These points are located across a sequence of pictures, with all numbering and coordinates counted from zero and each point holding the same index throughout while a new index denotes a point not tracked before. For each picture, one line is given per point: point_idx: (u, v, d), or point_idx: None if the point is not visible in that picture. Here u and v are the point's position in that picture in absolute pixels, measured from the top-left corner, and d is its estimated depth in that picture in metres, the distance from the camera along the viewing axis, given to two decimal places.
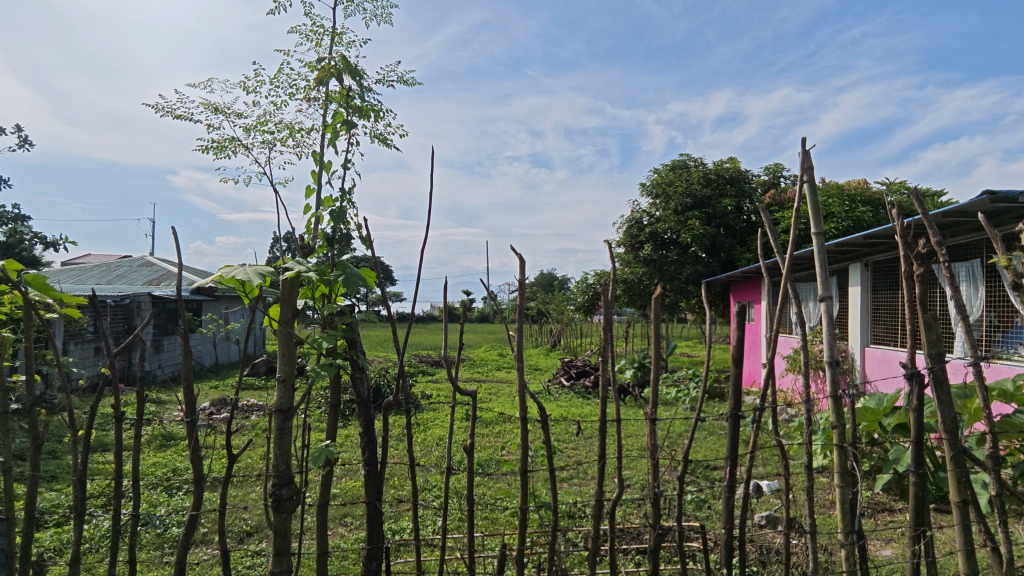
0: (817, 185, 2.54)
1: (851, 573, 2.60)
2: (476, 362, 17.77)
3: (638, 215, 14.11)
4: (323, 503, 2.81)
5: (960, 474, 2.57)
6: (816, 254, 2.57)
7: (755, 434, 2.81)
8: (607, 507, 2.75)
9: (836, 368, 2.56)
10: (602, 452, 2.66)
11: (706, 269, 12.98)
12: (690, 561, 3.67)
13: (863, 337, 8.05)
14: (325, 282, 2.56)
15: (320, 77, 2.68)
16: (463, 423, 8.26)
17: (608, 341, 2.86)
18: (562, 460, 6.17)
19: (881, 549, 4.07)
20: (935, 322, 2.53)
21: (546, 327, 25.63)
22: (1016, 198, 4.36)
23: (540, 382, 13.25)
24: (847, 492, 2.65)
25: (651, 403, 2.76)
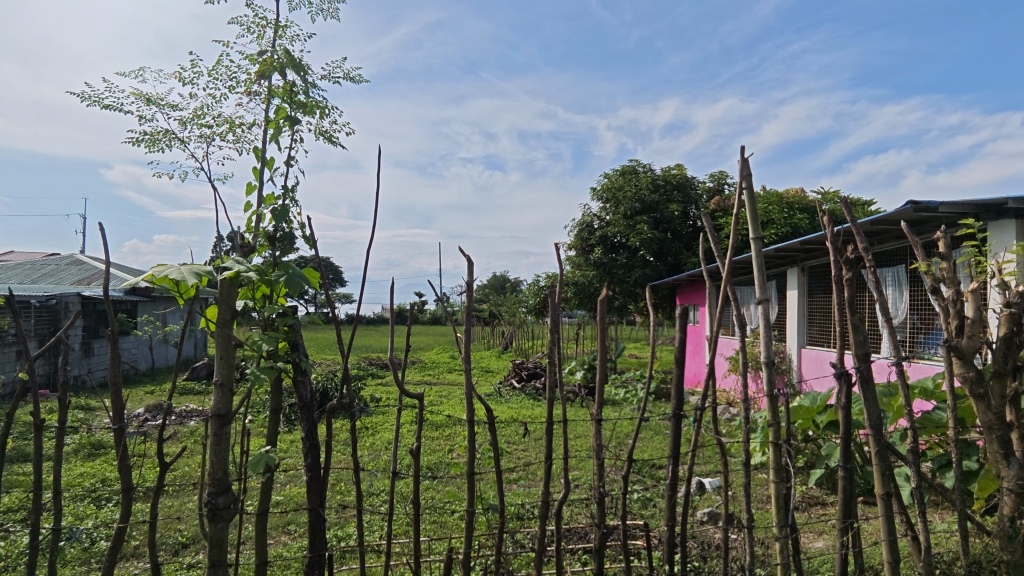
0: (755, 193, 2.64)
1: (786, 565, 2.70)
2: (427, 364, 17.61)
3: (589, 219, 14.33)
4: (262, 511, 2.71)
5: (884, 467, 2.72)
6: (754, 259, 2.67)
7: (696, 433, 2.90)
8: (554, 508, 2.78)
9: (773, 368, 2.67)
10: (549, 452, 2.69)
11: (653, 272, 13.29)
12: (635, 558, 3.73)
13: (799, 338, 8.42)
14: (267, 282, 2.47)
15: (262, 71, 2.61)
16: (412, 427, 8.15)
17: (555, 343, 2.89)
18: (512, 461, 6.19)
19: (813, 542, 4.27)
20: (861, 324, 2.68)
21: (498, 329, 25.66)
22: (936, 207, 4.66)
23: (490, 384, 13.25)
24: (782, 488, 2.76)
25: (599, 404, 2.80)
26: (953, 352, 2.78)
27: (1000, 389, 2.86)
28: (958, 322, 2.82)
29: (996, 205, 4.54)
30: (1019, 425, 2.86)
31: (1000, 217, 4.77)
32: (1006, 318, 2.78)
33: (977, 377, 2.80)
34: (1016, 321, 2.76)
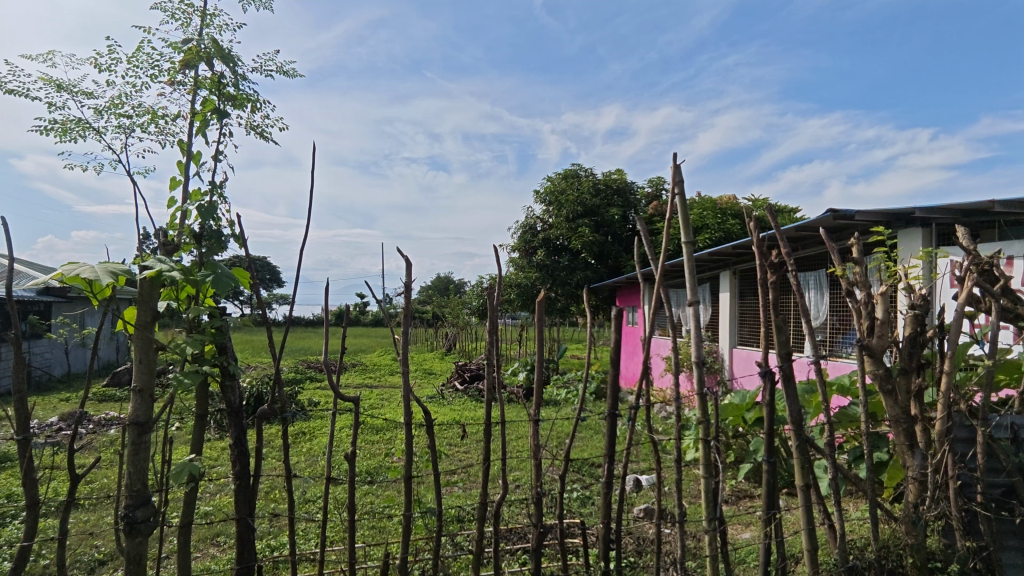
0: (687, 199, 2.73)
1: (714, 556, 2.82)
2: (368, 367, 17.27)
3: (532, 222, 14.45)
4: (186, 522, 2.58)
5: (804, 460, 2.87)
6: (685, 263, 2.76)
7: (631, 431, 2.98)
8: (492, 510, 2.80)
9: (703, 367, 2.77)
10: (486, 453, 2.72)
11: (594, 275, 13.60)
12: (572, 556, 3.79)
13: (730, 339, 8.79)
14: (191, 283, 2.34)
15: (187, 60, 2.48)
16: (351, 432, 7.96)
17: (494, 344, 2.90)
18: (452, 464, 6.14)
19: (741, 533, 4.47)
20: (785, 325, 2.82)
21: (442, 331, 25.40)
22: (853, 215, 4.96)
23: (433, 386, 13.15)
24: (711, 482, 2.87)
25: (536, 404, 2.83)
26: (866, 350, 2.98)
27: (907, 384, 3.07)
28: (869, 323, 3.02)
29: (906, 215, 4.88)
30: (922, 418, 3.08)
31: (909, 226, 5.13)
32: (912, 318, 2.99)
33: (886, 374, 3.00)
34: (920, 321, 2.98)
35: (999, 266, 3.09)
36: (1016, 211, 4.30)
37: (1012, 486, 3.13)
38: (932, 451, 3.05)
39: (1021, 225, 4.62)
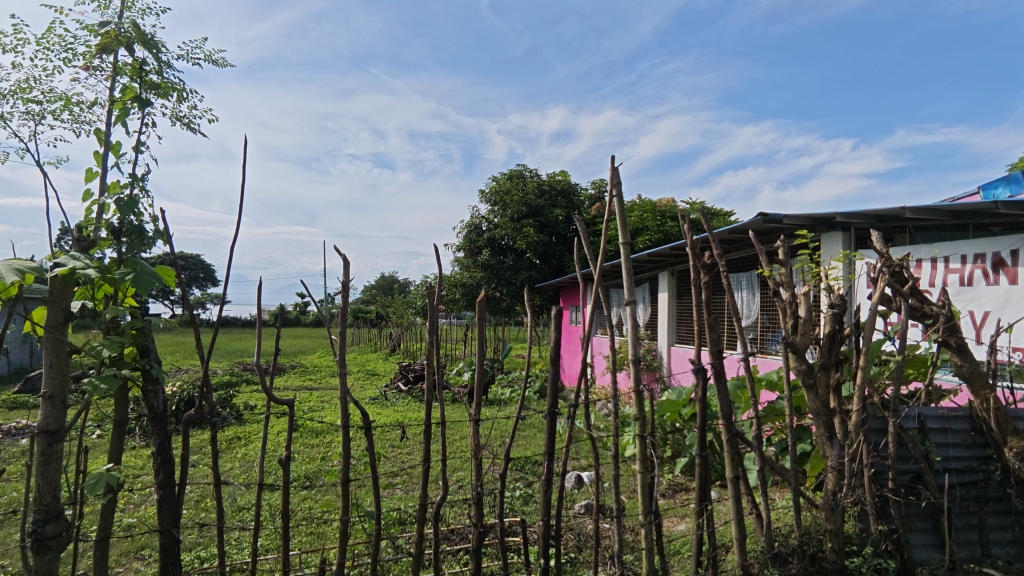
0: (624, 201, 2.80)
1: (649, 549, 2.91)
2: (308, 368, 16.77)
3: (477, 221, 14.43)
4: (103, 536, 2.42)
5: (734, 453, 3.00)
6: (622, 264, 2.83)
7: (570, 429, 3.03)
8: (432, 511, 2.81)
9: (639, 365, 2.86)
10: (426, 454, 2.75)
11: (538, 274, 13.80)
12: (512, 555, 3.81)
13: (668, 337, 9.07)
14: (109, 281, 2.20)
15: (104, 45, 2.33)
16: (288, 436, 7.69)
17: (434, 345, 2.89)
18: (393, 466, 6.04)
19: (676, 525, 4.62)
20: (716, 323, 2.94)
21: (386, 331, 24.95)
22: (780, 219, 5.22)
23: (375, 387, 12.93)
24: (647, 477, 2.95)
25: (477, 405, 2.84)
26: (790, 347, 3.14)
27: (826, 379, 3.26)
28: (793, 321, 3.19)
29: (828, 219, 5.17)
30: (840, 410, 3.27)
31: (831, 230, 5.45)
32: (831, 316, 3.17)
33: (808, 369, 3.17)
34: (838, 319, 3.17)
35: (908, 269, 3.32)
36: (924, 217, 4.63)
37: (918, 472, 3.37)
38: (849, 441, 3.24)
39: (928, 230, 4.98)
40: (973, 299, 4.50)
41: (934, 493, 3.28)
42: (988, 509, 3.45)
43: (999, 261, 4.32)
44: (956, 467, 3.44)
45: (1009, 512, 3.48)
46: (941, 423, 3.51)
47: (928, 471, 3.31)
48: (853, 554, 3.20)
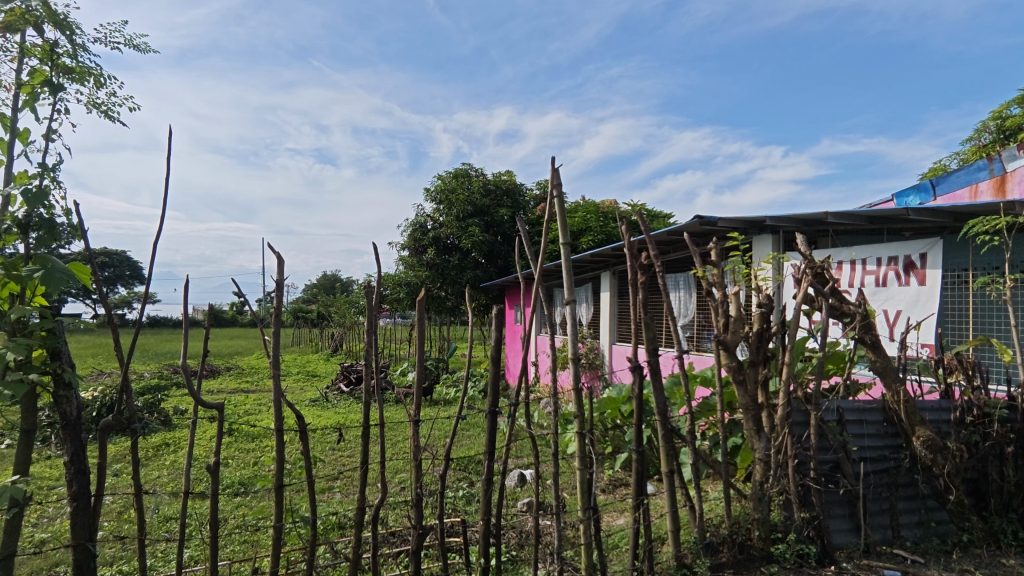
0: (565, 201, 2.84)
1: (588, 544, 2.98)
2: (243, 369, 16.11)
3: (422, 219, 14.26)
4: (8, 554, 2.24)
5: (669, 448, 3.10)
6: (562, 264, 2.87)
7: (510, 428, 3.06)
8: (370, 513, 2.84)
9: (579, 363, 2.91)
10: (365, 456, 2.74)
11: (483, 274, 13.85)
12: (452, 555, 3.79)
13: (609, 336, 9.24)
14: (16, 278, 2.04)
15: (10, 23, 2.17)
16: (221, 441, 7.37)
17: (373, 345, 2.86)
18: (331, 469, 5.89)
19: (615, 519, 4.71)
20: (653, 322, 3.02)
21: (327, 331, 24.27)
22: (715, 222, 5.42)
23: (315, 388, 12.56)
24: (586, 474, 3.02)
25: (416, 405, 2.85)
26: (722, 345, 3.28)
27: (755, 375, 3.41)
28: (724, 319, 3.32)
29: (759, 222, 5.41)
30: (767, 404, 3.42)
31: (761, 233, 5.70)
32: (759, 315, 3.33)
33: (738, 366, 3.32)
34: (766, 318, 3.33)
35: (829, 270, 3.52)
36: (844, 222, 4.91)
37: (837, 461, 3.59)
38: (775, 434, 3.41)
39: (848, 234, 5.29)
40: (887, 298, 4.82)
41: (851, 481, 3.50)
42: (898, 494, 3.71)
43: (910, 263, 4.63)
44: (870, 456, 3.68)
45: (917, 496, 3.75)
46: (858, 415, 3.74)
47: (845, 460, 3.52)
48: (778, 541, 3.36)
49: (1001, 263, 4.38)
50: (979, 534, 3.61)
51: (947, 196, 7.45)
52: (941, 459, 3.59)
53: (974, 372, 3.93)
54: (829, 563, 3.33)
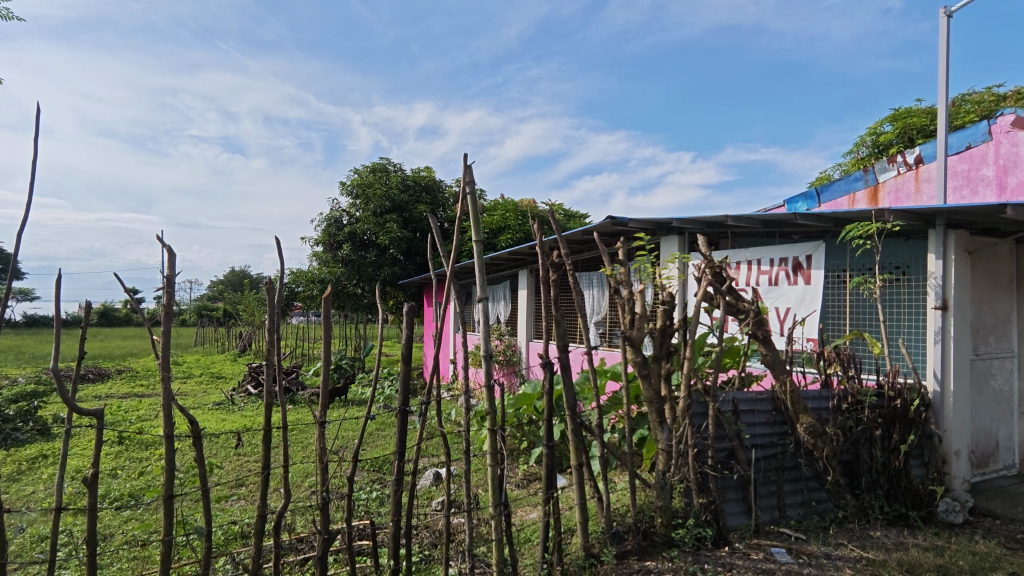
0: (478, 200, 2.85)
1: (499, 540, 3.00)
2: (136, 372, 14.85)
3: (337, 214, 13.80)
4: None
5: (578, 441, 3.18)
6: (475, 263, 2.87)
7: (422, 426, 3.03)
8: (272, 519, 2.73)
9: (491, 360, 2.92)
10: (266, 461, 2.62)
11: (401, 271, 13.61)
12: (360, 559, 3.68)
13: (526, 333, 9.36)
14: None
15: None
16: (109, 450, 6.76)
17: (275, 344, 2.73)
18: (234, 475, 5.56)
19: (528, 513, 4.77)
20: (562, 319, 3.08)
21: (235, 330, 22.91)
22: (625, 223, 5.63)
23: (219, 391, 11.79)
24: (497, 471, 3.04)
25: (322, 406, 2.76)
26: (627, 340, 3.41)
27: (658, 369, 3.56)
28: (630, 316, 3.45)
29: (666, 224, 5.66)
30: (669, 398, 3.59)
31: (668, 234, 5.97)
32: (662, 312, 3.48)
33: (642, 361, 3.46)
34: (669, 315, 3.48)
35: (727, 270, 3.73)
36: (742, 225, 5.24)
37: (732, 449, 3.83)
38: (677, 425, 3.59)
39: (745, 236, 5.66)
40: (778, 297, 5.20)
41: (743, 467, 3.75)
42: (785, 477, 4.02)
43: (798, 264, 5.03)
44: (761, 443, 3.96)
45: (801, 478, 4.07)
46: (751, 405, 4.01)
47: (739, 448, 3.78)
48: (679, 526, 3.54)
49: (873, 265, 4.85)
50: (851, 510, 3.99)
51: (829, 203, 8.10)
52: (821, 443, 3.92)
53: (849, 364, 4.34)
54: (723, 545, 3.54)
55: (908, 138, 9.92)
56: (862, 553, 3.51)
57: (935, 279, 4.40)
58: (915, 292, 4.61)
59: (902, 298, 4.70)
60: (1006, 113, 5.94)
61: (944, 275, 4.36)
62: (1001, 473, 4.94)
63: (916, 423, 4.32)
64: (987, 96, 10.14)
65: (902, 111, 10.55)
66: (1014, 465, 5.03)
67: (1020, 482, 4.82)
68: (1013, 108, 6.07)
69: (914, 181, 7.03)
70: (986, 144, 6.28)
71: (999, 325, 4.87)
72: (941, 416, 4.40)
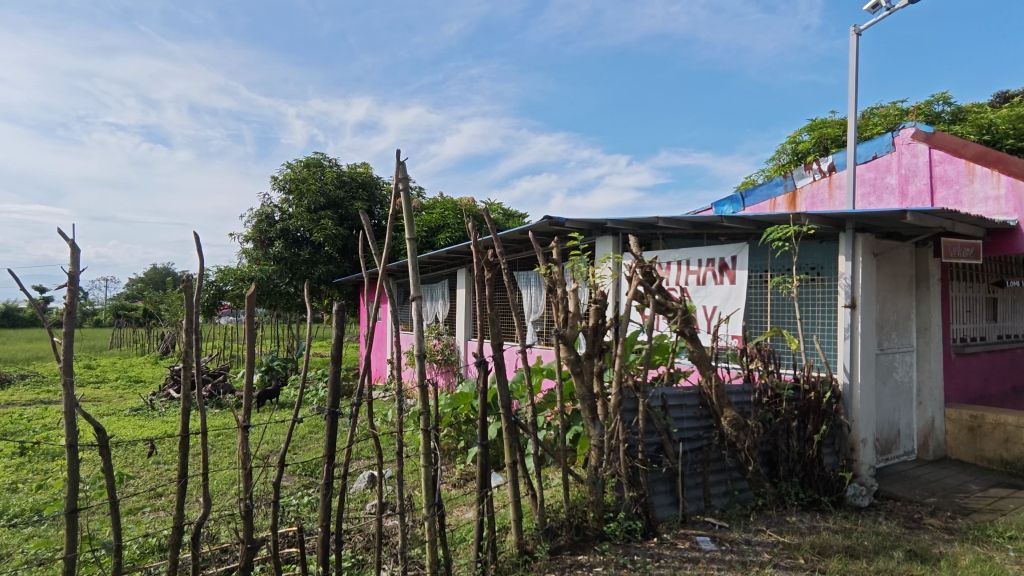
0: (411, 197, 2.80)
1: (433, 541, 2.97)
2: (42, 377, 13.74)
3: (269, 210, 13.29)
4: None
5: (512, 438, 3.20)
6: (408, 261, 2.83)
7: (352, 428, 2.94)
8: (190, 530, 2.58)
9: (425, 360, 2.89)
10: (182, 469, 2.47)
11: (337, 269, 13.26)
12: (288, 568, 3.54)
13: (464, 332, 9.33)
14: None
15: None
16: (9, 462, 6.22)
17: (193, 345, 2.58)
18: (153, 485, 5.24)
19: (464, 512, 4.75)
20: (497, 318, 3.08)
21: (156, 331, 21.62)
22: (562, 223, 5.71)
23: (137, 396, 11.09)
24: (431, 471, 3.01)
25: (246, 410, 2.65)
26: (561, 338, 3.45)
27: (590, 367, 3.63)
28: (564, 315, 3.50)
29: (600, 224, 5.77)
30: (602, 394, 3.66)
31: (603, 234, 6.10)
32: (594, 310, 3.55)
33: (575, 358, 3.52)
34: (601, 313, 3.56)
35: (657, 270, 3.85)
36: (672, 226, 5.42)
37: (661, 443, 3.96)
38: (609, 421, 3.67)
39: (675, 237, 5.86)
40: (706, 295, 5.42)
41: (671, 460, 3.89)
42: (710, 468, 4.19)
43: (723, 265, 5.26)
44: (688, 436, 4.12)
45: (724, 469, 4.26)
46: (679, 400, 4.16)
47: (668, 442, 3.90)
48: (610, 520, 3.61)
49: (791, 266, 5.14)
50: (770, 498, 4.20)
51: (752, 207, 8.52)
52: (743, 435, 4.10)
53: (769, 360, 4.57)
54: (653, 536, 3.65)
55: (823, 147, 10.58)
56: (779, 538, 3.71)
57: (845, 279, 4.72)
58: (828, 292, 4.92)
59: (817, 297, 5.00)
60: (907, 125, 6.48)
61: (853, 275, 4.68)
62: (902, 458, 5.35)
63: (828, 414, 4.62)
64: (892, 111, 10.96)
65: (819, 122, 11.24)
66: (913, 451, 5.46)
67: (918, 466, 5.23)
68: (913, 122, 6.62)
69: (827, 188, 7.51)
70: (890, 154, 6.78)
71: (901, 322, 5.27)
72: (851, 407, 4.72)
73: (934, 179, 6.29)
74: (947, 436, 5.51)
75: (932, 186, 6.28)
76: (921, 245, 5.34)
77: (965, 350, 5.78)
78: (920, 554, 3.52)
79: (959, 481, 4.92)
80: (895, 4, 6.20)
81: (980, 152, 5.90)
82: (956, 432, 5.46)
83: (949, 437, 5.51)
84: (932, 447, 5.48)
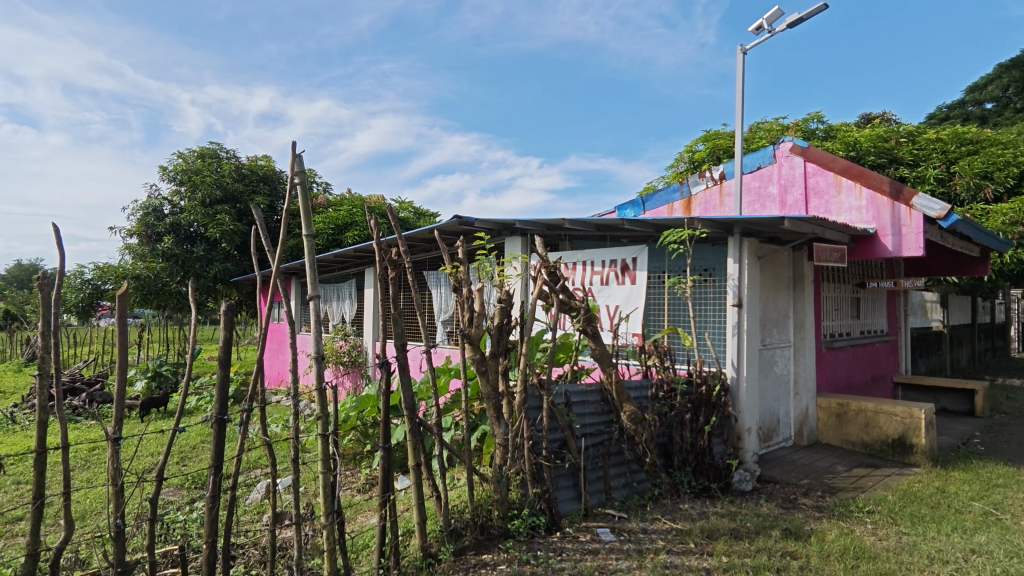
0: (309, 190, 2.67)
1: (331, 550, 2.85)
2: None
3: (157, 203, 12.28)
4: None
5: (416, 439, 3.14)
6: (305, 259, 2.69)
7: (243, 437, 2.76)
8: (48, 555, 2.31)
9: (323, 361, 2.76)
10: (40, 489, 2.21)
11: (235, 268, 12.48)
12: None
13: (372, 333, 9.08)
14: None
15: None
16: None
17: (54, 351, 2.31)
18: (11, 508, 4.67)
19: (367, 517, 4.62)
20: (400, 317, 3.00)
21: (19, 335, 19.34)
22: (472, 223, 5.70)
23: None
24: (330, 477, 2.89)
25: (117, 420, 2.41)
26: (466, 338, 3.43)
27: (495, 366, 3.64)
28: (470, 315, 3.49)
29: (509, 225, 5.82)
30: (507, 393, 3.68)
31: (512, 234, 6.14)
32: (499, 310, 3.56)
33: (481, 358, 3.50)
34: (506, 313, 3.58)
35: (561, 270, 3.93)
36: (577, 228, 5.57)
37: (564, 439, 4.05)
38: (514, 420, 3.70)
39: (580, 238, 6.03)
40: (608, 295, 5.61)
41: (574, 456, 3.99)
42: (611, 461, 4.36)
43: (625, 266, 5.47)
44: (590, 431, 4.25)
45: (624, 462, 4.44)
46: (581, 397, 4.30)
47: (571, 438, 4.01)
48: (514, 517, 3.65)
49: (685, 267, 5.44)
50: (665, 487, 4.44)
51: (653, 211, 8.95)
52: (641, 429, 4.29)
53: (665, 356, 4.81)
54: (555, 530, 3.73)
55: (716, 157, 11.31)
56: (673, 525, 3.91)
57: (733, 280, 5.06)
58: (718, 291, 5.26)
59: (708, 296, 5.33)
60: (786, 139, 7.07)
61: (740, 276, 5.04)
62: (781, 445, 5.83)
63: (717, 406, 4.93)
64: (775, 126, 11.92)
65: (713, 133, 12.01)
66: (790, 438, 5.96)
67: (793, 451, 5.72)
68: (791, 137, 7.25)
69: (718, 195, 8.05)
70: (772, 165, 7.36)
71: (781, 320, 5.74)
72: (737, 399, 5.08)
73: (808, 189, 6.89)
74: (818, 423, 6.07)
75: (807, 197, 6.87)
76: (798, 249, 5.83)
77: (833, 345, 6.40)
78: (794, 531, 3.84)
79: (828, 463, 5.44)
80: (777, 28, 6.74)
81: (846, 166, 6.51)
82: (826, 418, 6.03)
83: (820, 423, 6.07)
84: (807, 434, 6.01)
